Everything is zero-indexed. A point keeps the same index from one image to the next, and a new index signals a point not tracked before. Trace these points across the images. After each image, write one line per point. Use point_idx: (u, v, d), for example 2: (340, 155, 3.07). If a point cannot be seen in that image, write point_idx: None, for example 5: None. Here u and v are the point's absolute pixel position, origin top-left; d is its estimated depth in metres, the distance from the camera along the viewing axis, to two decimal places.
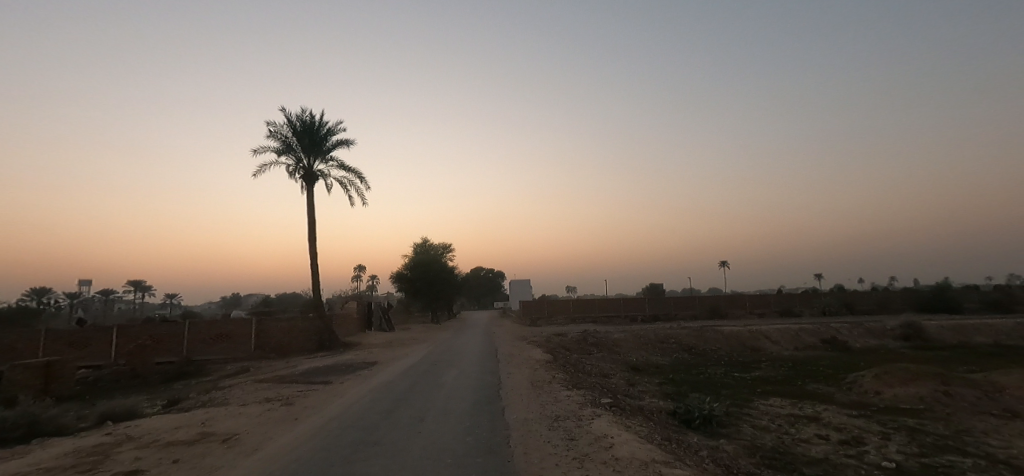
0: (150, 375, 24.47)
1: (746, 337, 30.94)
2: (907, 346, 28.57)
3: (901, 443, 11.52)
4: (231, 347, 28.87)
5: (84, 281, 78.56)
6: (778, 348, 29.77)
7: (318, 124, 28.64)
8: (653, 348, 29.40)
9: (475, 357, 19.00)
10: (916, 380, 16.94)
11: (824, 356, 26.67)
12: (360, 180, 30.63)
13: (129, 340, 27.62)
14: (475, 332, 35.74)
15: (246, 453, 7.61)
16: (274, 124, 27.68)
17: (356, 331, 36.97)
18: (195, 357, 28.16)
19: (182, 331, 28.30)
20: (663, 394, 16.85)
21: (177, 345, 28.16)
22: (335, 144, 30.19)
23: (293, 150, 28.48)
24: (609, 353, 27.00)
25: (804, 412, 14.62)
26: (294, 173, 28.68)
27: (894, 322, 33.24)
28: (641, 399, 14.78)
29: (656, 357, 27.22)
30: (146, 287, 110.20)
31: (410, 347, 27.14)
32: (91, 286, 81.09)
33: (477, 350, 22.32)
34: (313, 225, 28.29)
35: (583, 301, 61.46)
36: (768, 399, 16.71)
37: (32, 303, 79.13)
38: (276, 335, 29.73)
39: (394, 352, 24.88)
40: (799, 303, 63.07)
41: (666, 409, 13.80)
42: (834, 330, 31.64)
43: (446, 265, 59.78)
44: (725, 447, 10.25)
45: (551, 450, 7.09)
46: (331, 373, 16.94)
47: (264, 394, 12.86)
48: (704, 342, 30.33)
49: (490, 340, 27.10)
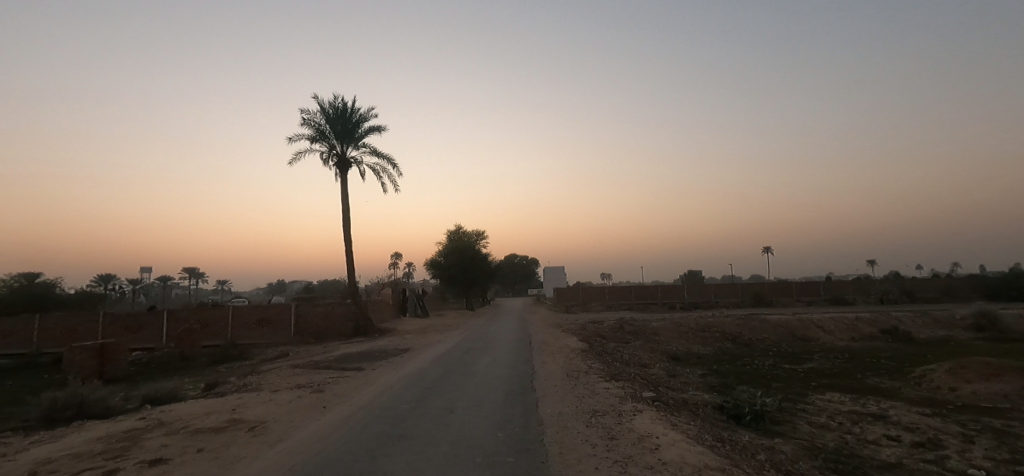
0: (196, 358, 25.11)
1: (795, 326, 29.30)
2: (978, 338, 26.33)
3: (986, 448, 10.29)
4: (271, 332, 29.41)
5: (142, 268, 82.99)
6: (830, 338, 28.02)
7: (350, 110, 28.53)
8: (694, 336, 28.20)
9: (509, 345, 18.45)
10: (997, 376, 15.34)
11: (882, 347, 24.89)
12: (393, 166, 30.45)
13: (176, 324, 28.46)
14: (510, 319, 35.33)
15: (269, 443, 7.22)
16: (308, 111, 27.70)
17: (392, 317, 37.19)
18: (238, 342, 28.79)
19: (225, 316, 28.95)
20: (708, 386, 15.87)
21: (221, 330, 28.84)
22: (367, 130, 30.07)
23: (326, 137, 28.50)
24: (648, 342, 26.02)
25: (869, 409, 13.38)
26: (328, 160, 28.72)
27: (962, 311, 30.80)
28: (685, 392, 13.89)
29: (699, 346, 26.05)
30: (199, 274, 115.43)
31: (445, 334, 26.93)
32: (149, 273, 85.57)
33: (512, 337, 21.80)
34: (348, 212, 28.32)
35: (620, 288, 60.19)
36: (826, 393, 15.46)
37: (97, 289, 84.15)
38: (315, 320, 30.10)
39: (428, 339, 24.68)
40: (851, 291, 59.82)
41: (712, 403, 12.88)
42: (893, 319, 29.57)
43: (481, 252, 59.55)
44: (783, 447, 9.34)
45: (590, 451, 6.41)
46: (364, 360, 16.70)
47: (296, 380, 12.63)
48: (750, 331, 28.89)
49: (525, 328, 26.55)
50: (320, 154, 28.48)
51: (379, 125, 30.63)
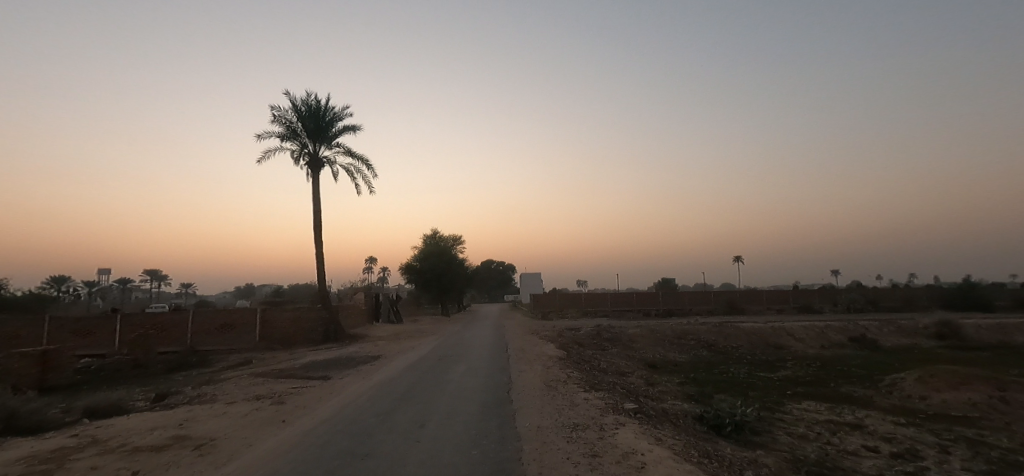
0: (152, 365, 23.79)
1: (768, 334, 29.55)
2: (942, 346, 26.99)
3: (963, 458, 10.26)
4: (234, 338, 28.15)
5: (102, 269, 79.77)
6: (802, 346, 28.32)
7: (323, 108, 27.64)
8: (670, 344, 28.14)
9: (484, 352, 17.90)
10: (966, 385, 15.56)
11: (852, 355, 25.25)
12: (367, 167, 29.62)
13: (132, 329, 27.00)
14: (485, 325, 34.76)
15: (217, 463, 6.58)
16: (279, 107, 26.70)
17: (364, 322, 36.20)
18: (199, 348, 27.47)
19: (186, 320, 27.60)
20: (686, 395, 15.65)
21: (181, 335, 27.48)
22: (341, 129, 29.19)
23: (297, 135, 27.52)
24: (625, 349, 25.81)
25: (845, 419, 13.33)
26: (298, 159, 27.75)
27: (926, 320, 31.58)
28: (664, 402, 13.60)
29: (674, 354, 25.96)
30: (163, 277, 111.16)
31: (418, 340, 26.22)
32: (109, 276, 81.95)
33: (487, 344, 21.26)
34: (318, 213, 27.36)
35: (595, 295, 60.21)
36: (802, 402, 15.42)
37: (51, 291, 80.14)
38: (281, 326, 28.94)
39: (401, 345, 23.93)
40: (818, 299, 61.20)
41: (691, 413, 12.60)
42: (861, 327, 30.11)
43: (456, 257, 58.77)
44: (765, 460, 9.08)
45: (571, 469, 5.97)
46: (332, 368, 15.91)
47: (255, 390, 11.85)
48: (724, 339, 29.01)
49: (500, 334, 26.04)
50: (291, 152, 27.48)
51: (353, 125, 29.79)
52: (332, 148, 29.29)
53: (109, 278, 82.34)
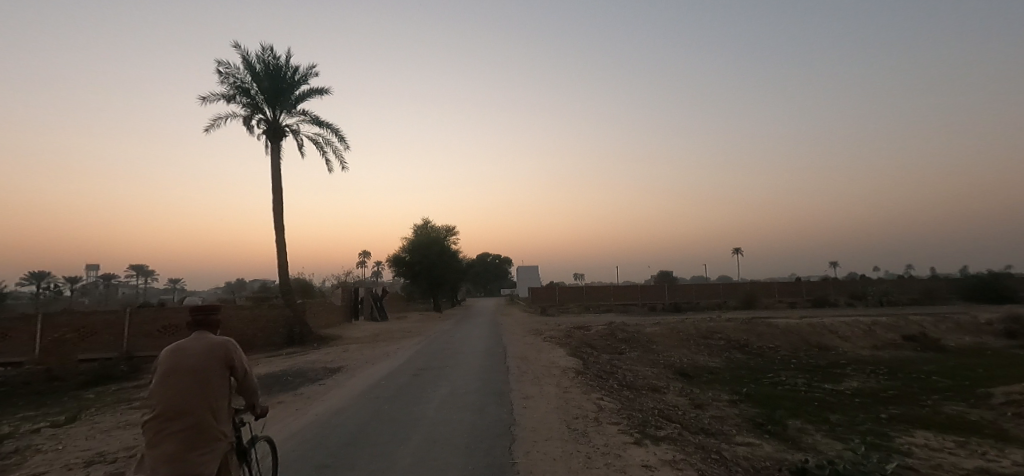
0: (68, 377, 19.40)
1: (807, 332, 25.40)
2: (1016, 347, 22.92)
3: None
4: (179, 342, 23.71)
5: (89, 267, 76.55)
6: (849, 346, 24.17)
7: (282, 66, 23.12)
8: (695, 345, 23.95)
9: (476, 365, 13.64)
10: None
11: (918, 358, 21.10)
12: (338, 138, 25.16)
13: (53, 330, 22.45)
14: (478, 324, 30.58)
15: None
16: (228, 63, 22.17)
17: (340, 322, 31.86)
18: (137, 354, 23.05)
19: (122, 319, 23.25)
20: (752, 424, 11.38)
21: (116, 339, 23.09)
22: (306, 93, 24.67)
23: (252, 99, 22.99)
24: (645, 353, 21.58)
25: (1005, 467, 9.07)
26: (255, 128, 23.25)
27: (985, 315, 27.60)
28: (736, 442, 9.31)
29: (705, 358, 21.74)
30: (147, 272, 106.16)
31: (397, 344, 21.96)
32: (95, 272, 77.88)
33: (480, 350, 17.03)
34: (278, 193, 22.91)
35: (597, 288, 56.08)
36: (914, 433, 11.14)
37: (26, 285, 75.86)
38: (237, 326, 24.51)
39: (374, 351, 19.59)
40: (832, 291, 57.35)
41: (788, 464, 8.30)
42: (915, 325, 26.02)
43: (448, 248, 54.37)
44: None
45: None
46: (264, 390, 11.50)
47: (109, 442, 7.46)
48: (757, 338, 24.87)
49: (497, 336, 21.78)
50: (244, 119, 22.98)
51: (324, 88, 25.32)
52: (297, 116, 24.78)
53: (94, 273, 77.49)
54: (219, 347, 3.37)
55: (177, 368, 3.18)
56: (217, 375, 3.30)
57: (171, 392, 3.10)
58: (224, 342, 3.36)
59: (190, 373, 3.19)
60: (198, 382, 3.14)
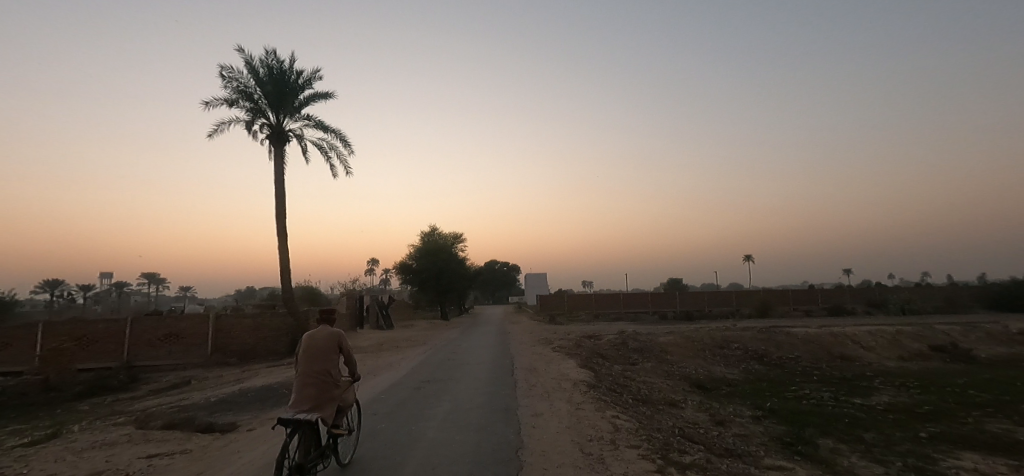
0: (66, 387, 18.91)
1: (829, 341, 24.34)
2: None
3: None
4: (180, 351, 23.19)
5: (103, 275, 77.03)
6: (874, 357, 23.07)
7: (286, 70, 22.69)
8: (712, 355, 22.99)
9: (482, 378, 12.89)
10: None
11: (949, 370, 20.00)
12: (343, 143, 24.67)
13: (52, 339, 22.02)
14: (486, 333, 29.83)
15: None
16: (231, 67, 21.77)
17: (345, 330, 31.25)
18: (137, 364, 22.55)
19: (122, 328, 22.78)
20: (781, 444, 10.48)
21: (116, 348, 22.62)
22: (310, 97, 24.22)
23: (255, 103, 22.56)
24: (660, 364, 20.67)
25: None
26: (258, 133, 22.81)
27: (1015, 325, 26.36)
28: (767, 466, 8.45)
29: (722, 369, 20.77)
30: (160, 279, 106.84)
31: (401, 354, 21.28)
32: (109, 279, 78.37)
33: (487, 361, 16.29)
34: (281, 199, 22.41)
35: (607, 295, 55.10)
36: (960, 456, 10.19)
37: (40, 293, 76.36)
38: (239, 335, 23.97)
39: (378, 361, 18.92)
40: (849, 299, 55.92)
41: None
42: (943, 335, 24.85)
43: (456, 255, 53.77)
44: None
45: None
46: (256, 404, 10.79)
47: (77, 466, 6.79)
48: (777, 348, 23.85)
49: (505, 346, 21.01)
50: (247, 124, 22.55)
51: (329, 92, 24.89)
52: (301, 120, 24.33)
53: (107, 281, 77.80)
54: (333, 338, 5.32)
55: (313, 348, 5.20)
56: (331, 356, 5.27)
57: (310, 361, 5.15)
58: (338, 333, 5.30)
59: (316, 356, 5.15)
60: (321, 359, 5.13)
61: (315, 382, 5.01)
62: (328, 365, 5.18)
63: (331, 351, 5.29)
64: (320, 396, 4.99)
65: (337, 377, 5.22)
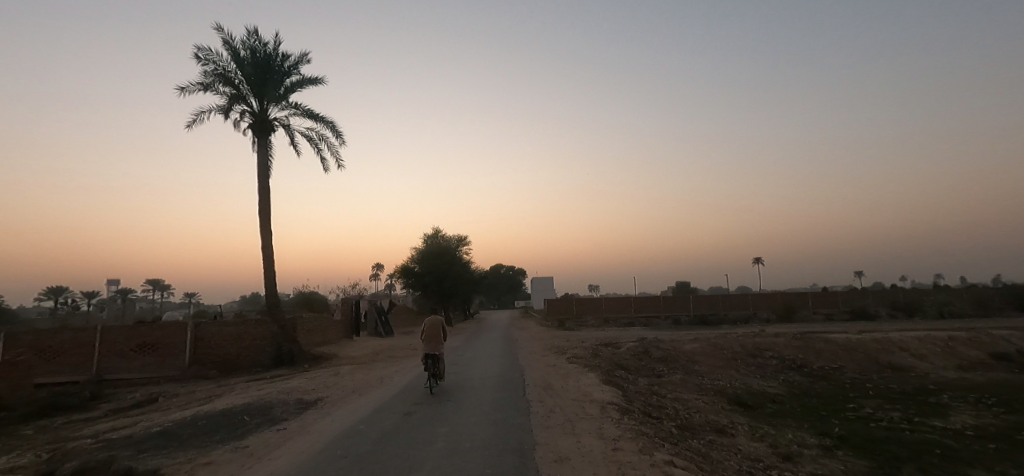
0: (16, 406, 16.68)
1: (873, 348, 21.84)
2: None
3: None
4: (154, 363, 21.01)
5: (109, 283, 75.36)
6: (928, 368, 20.50)
7: (270, 53, 20.59)
8: (744, 365, 20.54)
9: (486, 400, 10.60)
10: None
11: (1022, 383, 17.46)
12: (334, 134, 22.53)
13: (14, 351, 19.88)
14: (492, 340, 27.53)
15: None
16: (210, 49, 19.72)
17: (338, 338, 28.97)
18: (107, 378, 20.42)
19: (91, 339, 20.61)
20: None
21: (85, 360, 20.47)
22: (297, 82, 22.07)
23: (235, 89, 20.47)
24: (688, 375, 18.25)
25: None
26: (238, 122, 20.67)
27: None
28: None
29: (760, 382, 18.29)
30: (164, 286, 105.24)
31: (396, 366, 19.05)
32: (114, 286, 76.33)
33: (492, 376, 14.00)
34: (264, 194, 20.25)
35: (618, 299, 52.49)
36: None
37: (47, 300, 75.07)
38: (220, 346, 21.81)
39: (368, 375, 16.66)
40: (872, 302, 53.05)
41: None
42: (1003, 343, 22.25)
43: (460, 258, 51.45)
44: None
45: None
46: (197, 440, 8.42)
47: None
48: (816, 357, 21.39)
49: (512, 356, 18.71)
50: (227, 112, 20.46)
51: (319, 78, 22.76)
52: (287, 109, 22.18)
53: (113, 288, 75.66)
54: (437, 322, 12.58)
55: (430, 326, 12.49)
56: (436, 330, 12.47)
57: (429, 332, 12.37)
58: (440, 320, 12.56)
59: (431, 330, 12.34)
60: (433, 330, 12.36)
61: (432, 338, 12.34)
62: (436, 333, 12.39)
63: (438, 327, 12.60)
64: (434, 343, 12.22)
65: (441, 339, 12.49)
